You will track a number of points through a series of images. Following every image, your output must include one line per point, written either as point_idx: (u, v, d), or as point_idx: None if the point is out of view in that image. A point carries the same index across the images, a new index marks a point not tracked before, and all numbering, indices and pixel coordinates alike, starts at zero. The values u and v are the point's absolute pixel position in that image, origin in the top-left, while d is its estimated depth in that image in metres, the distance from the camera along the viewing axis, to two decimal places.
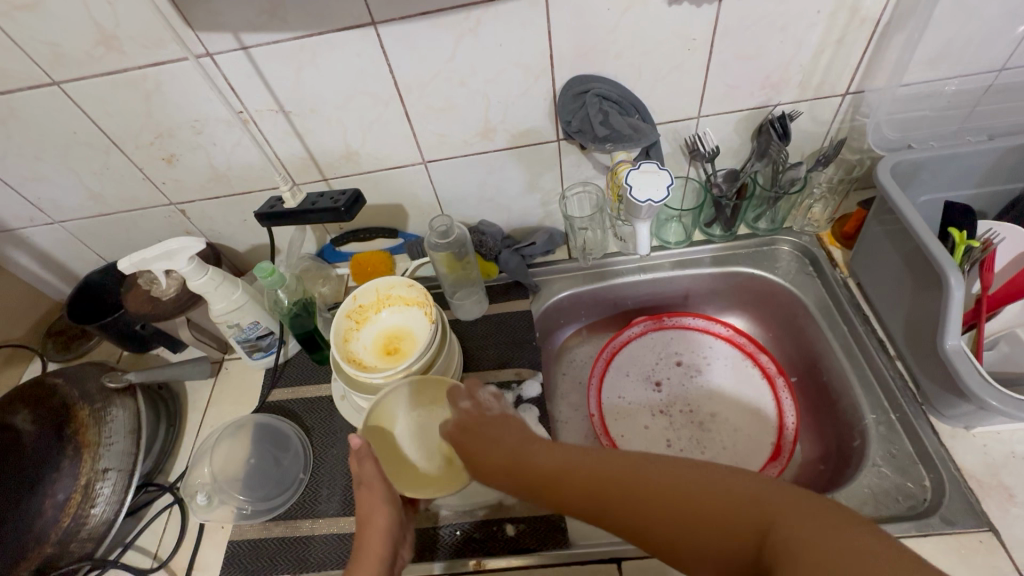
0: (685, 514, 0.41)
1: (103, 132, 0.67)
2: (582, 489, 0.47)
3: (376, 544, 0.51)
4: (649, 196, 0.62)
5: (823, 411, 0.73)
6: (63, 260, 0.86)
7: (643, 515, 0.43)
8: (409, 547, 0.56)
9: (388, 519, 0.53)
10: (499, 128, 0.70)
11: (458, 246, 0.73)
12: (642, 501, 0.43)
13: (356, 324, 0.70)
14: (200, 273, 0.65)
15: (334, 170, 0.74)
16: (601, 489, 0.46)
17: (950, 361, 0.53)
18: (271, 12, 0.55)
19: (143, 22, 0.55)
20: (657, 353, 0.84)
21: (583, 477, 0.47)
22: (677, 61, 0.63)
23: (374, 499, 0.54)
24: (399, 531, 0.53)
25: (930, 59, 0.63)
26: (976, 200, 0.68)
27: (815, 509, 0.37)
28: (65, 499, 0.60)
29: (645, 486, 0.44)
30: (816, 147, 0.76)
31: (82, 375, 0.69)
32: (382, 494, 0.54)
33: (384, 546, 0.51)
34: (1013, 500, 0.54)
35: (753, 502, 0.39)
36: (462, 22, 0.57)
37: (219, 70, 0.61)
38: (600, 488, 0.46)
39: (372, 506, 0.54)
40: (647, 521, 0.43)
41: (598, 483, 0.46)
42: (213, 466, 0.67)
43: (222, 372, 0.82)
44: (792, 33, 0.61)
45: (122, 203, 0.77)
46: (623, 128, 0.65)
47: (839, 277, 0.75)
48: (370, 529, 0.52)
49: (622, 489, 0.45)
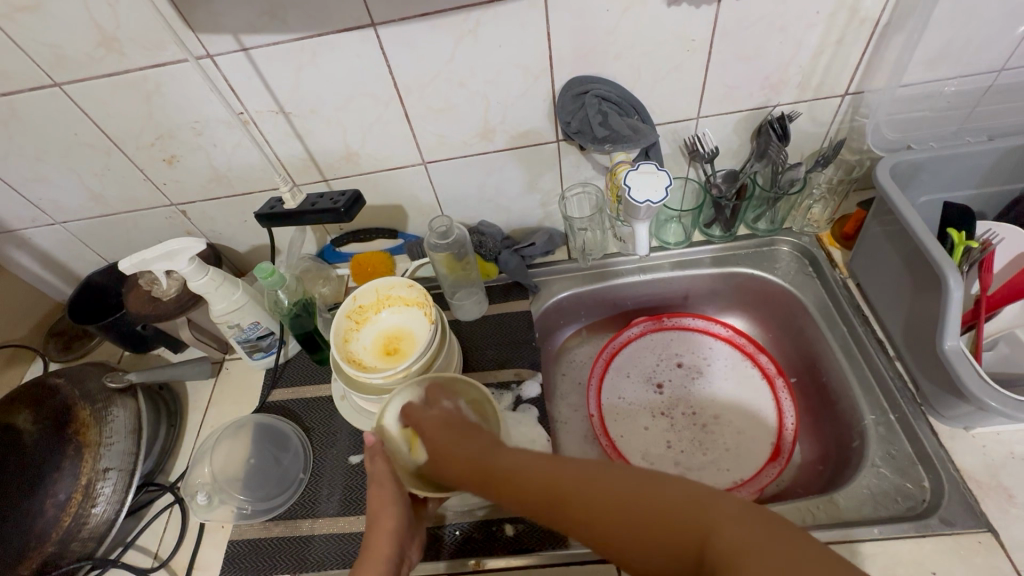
0: (632, 526, 0.37)
1: (104, 133, 0.67)
2: (529, 494, 0.43)
3: (381, 541, 0.51)
4: (648, 197, 0.62)
5: (822, 412, 0.73)
6: (64, 261, 0.86)
7: (590, 526, 0.39)
8: (419, 550, 0.56)
9: (396, 522, 0.53)
10: (499, 129, 0.70)
11: (458, 246, 0.74)
12: (591, 511, 0.39)
13: (356, 324, 0.71)
14: (201, 274, 0.66)
15: (334, 171, 0.74)
16: (551, 495, 0.42)
17: (949, 361, 0.53)
18: (271, 14, 0.55)
19: (144, 23, 0.55)
20: (657, 354, 0.84)
21: (531, 480, 0.44)
22: (676, 61, 0.63)
23: (382, 498, 0.55)
24: (407, 531, 0.54)
25: (929, 60, 0.63)
26: (976, 200, 0.68)
27: (757, 519, 0.33)
28: (66, 498, 0.60)
29: (595, 493, 0.40)
30: (815, 147, 0.76)
31: (83, 375, 0.70)
32: (390, 493, 0.55)
33: (390, 544, 0.51)
34: (1013, 500, 0.54)
35: (703, 508, 0.35)
36: (462, 24, 0.58)
37: (219, 72, 0.61)
38: (548, 492, 0.42)
39: (380, 504, 0.54)
40: (592, 529, 0.39)
41: (546, 486, 0.42)
42: (214, 466, 0.66)
43: (223, 372, 0.82)
44: (791, 34, 0.61)
45: (123, 204, 0.77)
46: (622, 129, 0.65)
47: (839, 277, 0.75)
48: (377, 530, 0.53)
49: (573, 496, 0.41)
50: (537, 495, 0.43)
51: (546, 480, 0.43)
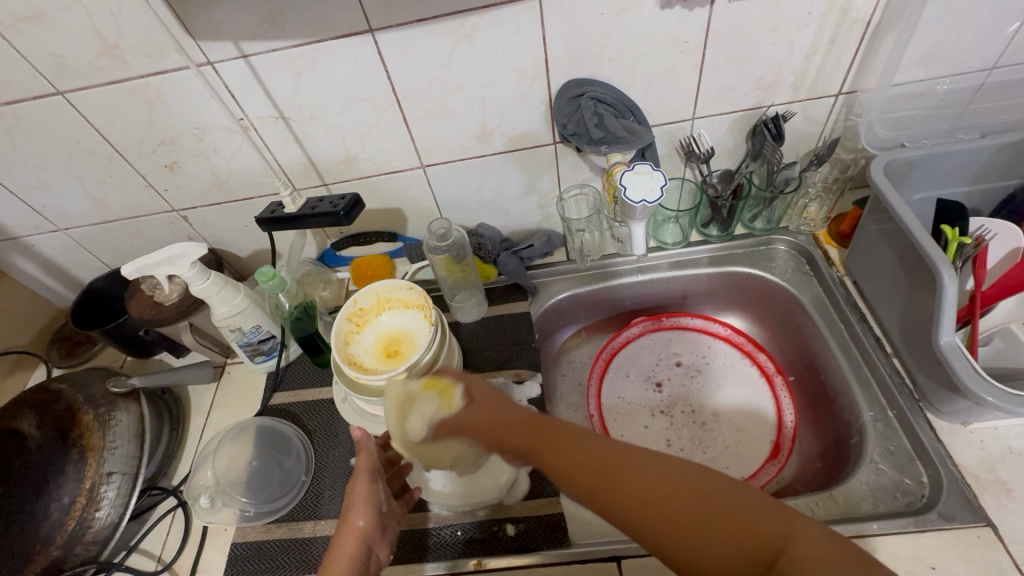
0: (700, 521, 0.40)
1: (106, 141, 0.68)
2: (593, 472, 0.46)
3: (348, 542, 0.51)
4: (644, 197, 0.63)
5: (820, 408, 0.73)
6: (67, 268, 0.87)
7: (657, 521, 0.42)
8: (388, 549, 0.55)
9: (366, 519, 0.53)
10: (496, 132, 0.70)
11: (456, 249, 0.74)
12: (658, 504, 0.42)
13: (356, 327, 0.71)
14: (203, 278, 0.66)
15: (334, 175, 0.75)
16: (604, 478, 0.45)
17: (946, 357, 0.53)
18: (271, 20, 0.56)
19: (145, 32, 0.56)
20: (657, 355, 0.85)
21: (596, 461, 0.47)
22: (671, 63, 0.64)
23: (359, 492, 0.55)
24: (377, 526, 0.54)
25: (921, 59, 0.64)
26: (970, 197, 0.68)
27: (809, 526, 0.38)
28: (70, 502, 0.60)
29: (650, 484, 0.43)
30: (810, 147, 0.76)
31: (86, 380, 0.70)
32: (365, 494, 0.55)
33: (358, 540, 0.52)
34: (1010, 495, 0.55)
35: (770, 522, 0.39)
36: (458, 29, 0.59)
37: (219, 78, 0.62)
38: (615, 470, 0.45)
39: (355, 502, 0.54)
40: (659, 513, 0.42)
41: (614, 464, 0.46)
42: (216, 468, 0.68)
43: (225, 376, 0.82)
44: (783, 35, 0.61)
45: (125, 209, 0.78)
46: (617, 130, 0.65)
47: (836, 275, 0.75)
48: (348, 524, 0.53)
49: (634, 481, 0.44)
50: (597, 471, 0.46)
51: (615, 465, 0.46)
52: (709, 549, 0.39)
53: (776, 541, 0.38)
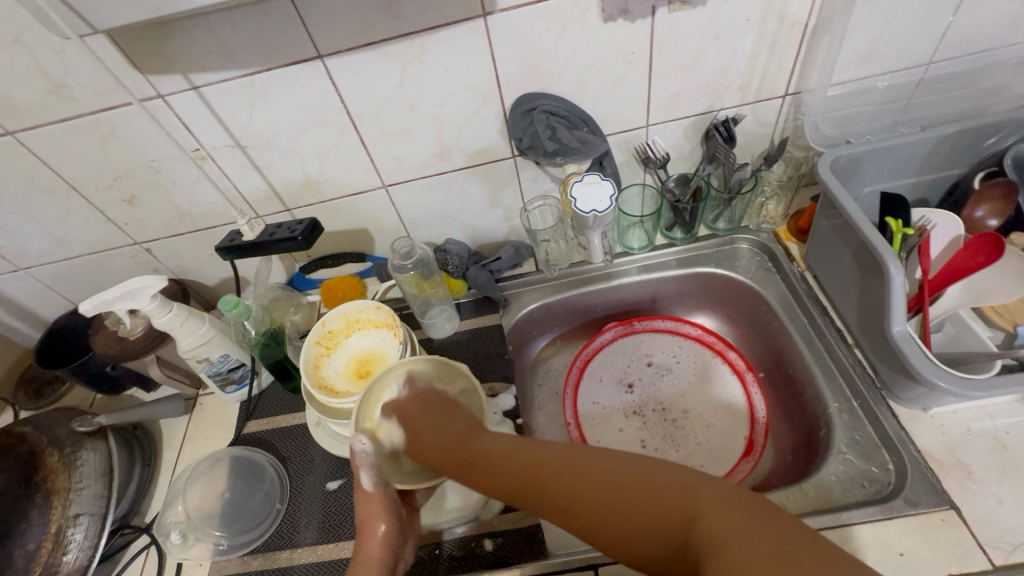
0: (620, 513, 0.40)
1: (62, 178, 0.67)
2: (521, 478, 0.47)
3: (373, 549, 0.51)
4: (594, 208, 0.66)
5: (789, 401, 0.75)
6: (31, 309, 0.85)
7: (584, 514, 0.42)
8: (410, 551, 0.55)
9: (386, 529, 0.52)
10: (455, 149, 0.71)
11: (422, 265, 0.75)
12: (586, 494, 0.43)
13: (326, 349, 0.71)
14: (164, 310, 0.66)
15: (296, 200, 0.75)
16: (525, 483, 0.47)
17: (900, 346, 0.54)
18: (218, 52, 0.57)
19: (92, 68, 0.57)
20: (629, 357, 0.85)
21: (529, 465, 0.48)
22: (620, 74, 0.65)
23: (370, 504, 0.54)
24: (398, 539, 0.53)
25: (859, 58, 0.66)
26: (917, 187, 0.70)
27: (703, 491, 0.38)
28: (36, 548, 0.59)
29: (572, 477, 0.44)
30: (763, 147, 0.78)
31: (51, 421, 0.69)
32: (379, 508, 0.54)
33: (384, 553, 0.51)
34: (972, 476, 0.56)
35: (682, 497, 0.38)
36: (407, 50, 0.59)
37: (170, 110, 0.62)
38: (556, 481, 0.45)
39: (371, 511, 0.54)
40: (590, 515, 0.42)
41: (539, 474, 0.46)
42: (188, 504, 0.66)
43: (197, 408, 0.81)
44: (725, 41, 0.63)
45: (86, 245, 0.77)
46: (571, 142, 0.67)
47: (797, 270, 0.76)
48: (367, 537, 0.52)
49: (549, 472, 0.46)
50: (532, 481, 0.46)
51: (549, 471, 0.46)
52: (619, 519, 0.40)
53: (686, 513, 0.37)
